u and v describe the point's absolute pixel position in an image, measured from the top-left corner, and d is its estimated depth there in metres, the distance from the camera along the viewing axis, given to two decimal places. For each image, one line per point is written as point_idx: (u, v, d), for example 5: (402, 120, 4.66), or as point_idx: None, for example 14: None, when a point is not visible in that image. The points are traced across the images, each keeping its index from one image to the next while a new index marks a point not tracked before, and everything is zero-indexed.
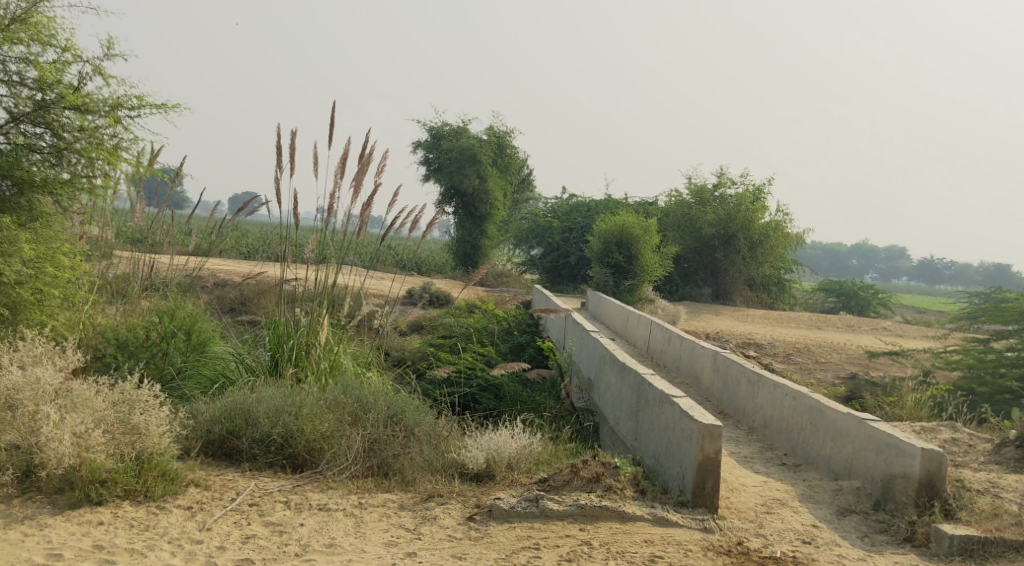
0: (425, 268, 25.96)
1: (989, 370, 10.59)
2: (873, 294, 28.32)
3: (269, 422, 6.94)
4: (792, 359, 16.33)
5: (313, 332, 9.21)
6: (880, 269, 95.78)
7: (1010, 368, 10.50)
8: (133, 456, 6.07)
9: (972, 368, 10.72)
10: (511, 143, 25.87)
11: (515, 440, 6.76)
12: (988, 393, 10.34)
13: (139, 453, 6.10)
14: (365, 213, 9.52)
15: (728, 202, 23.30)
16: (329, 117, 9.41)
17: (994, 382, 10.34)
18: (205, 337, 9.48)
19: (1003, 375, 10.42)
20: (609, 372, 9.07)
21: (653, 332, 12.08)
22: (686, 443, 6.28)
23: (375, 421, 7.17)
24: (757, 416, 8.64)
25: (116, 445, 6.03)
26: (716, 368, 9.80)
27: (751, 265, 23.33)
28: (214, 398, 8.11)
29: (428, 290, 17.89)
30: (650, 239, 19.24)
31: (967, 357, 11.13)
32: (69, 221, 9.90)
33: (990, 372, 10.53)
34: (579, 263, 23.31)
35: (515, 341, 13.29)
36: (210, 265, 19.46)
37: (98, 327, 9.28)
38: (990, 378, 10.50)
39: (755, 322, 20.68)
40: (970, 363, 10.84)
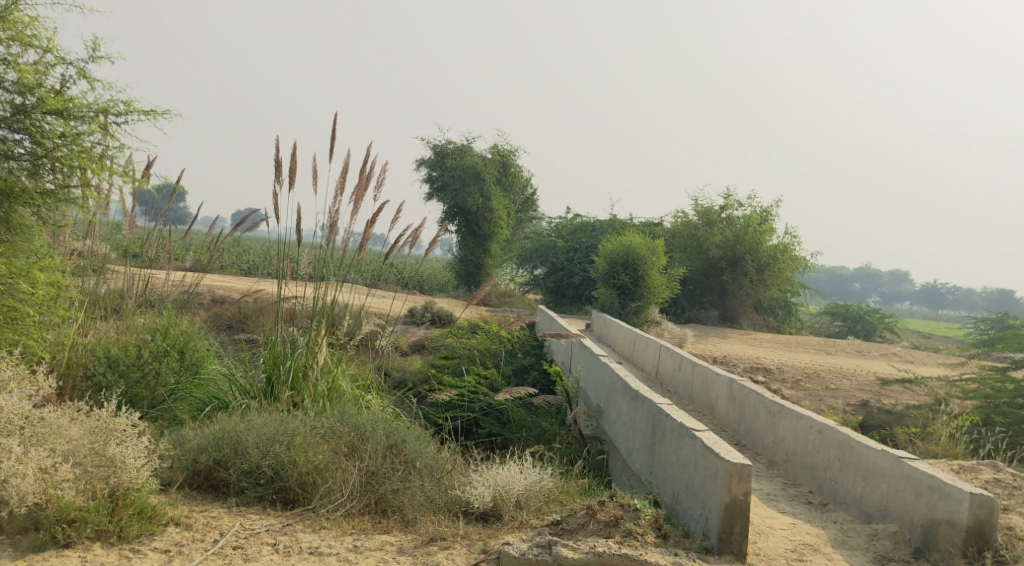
0: (426, 287, 25.52)
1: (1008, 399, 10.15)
2: (880, 319, 27.76)
3: (259, 453, 6.46)
4: (801, 385, 15.81)
5: (312, 353, 8.70)
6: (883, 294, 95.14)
7: None
8: (107, 493, 5.60)
9: (992, 398, 10.28)
10: (516, 161, 25.44)
11: (525, 475, 6.26)
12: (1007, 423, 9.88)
13: (113, 489, 5.62)
14: (367, 231, 9.09)
15: (736, 223, 22.86)
16: (330, 129, 9.02)
17: (1015, 412, 9.88)
18: (199, 357, 9.02)
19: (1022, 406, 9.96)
20: (621, 400, 8.57)
21: (663, 357, 11.55)
22: (709, 483, 5.81)
23: (373, 452, 6.72)
24: (778, 449, 8.12)
25: (88, 481, 5.56)
26: (731, 397, 9.28)
27: (758, 287, 22.84)
28: (203, 424, 7.63)
29: (430, 309, 17.40)
30: (657, 260, 18.75)
31: (984, 386, 10.68)
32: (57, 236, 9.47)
33: (1007, 402, 10.06)
34: (583, 283, 22.84)
35: (519, 362, 12.81)
36: (207, 281, 18.99)
37: (87, 346, 8.81)
38: (1011, 408, 10.05)
39: (763, 346, 20.20)
40: (990, 392, 10.38)
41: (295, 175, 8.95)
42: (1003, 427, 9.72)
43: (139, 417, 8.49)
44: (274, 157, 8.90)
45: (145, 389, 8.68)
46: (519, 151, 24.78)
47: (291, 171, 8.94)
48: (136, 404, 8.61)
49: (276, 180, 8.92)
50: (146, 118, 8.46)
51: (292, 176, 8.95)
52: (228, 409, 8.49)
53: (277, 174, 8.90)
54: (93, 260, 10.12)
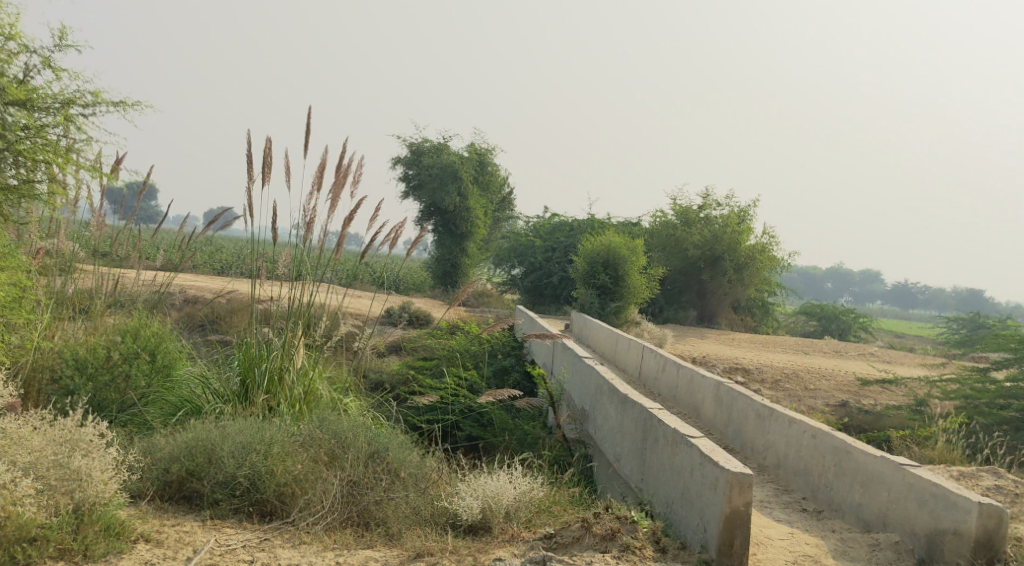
0: (403, 286, 25.22)
1: (989, 400, 10.06)
2: (855, 318, 27.72)
3: (234, 462, 6.16)
4: (780, 385, 15.65)
5: (288, 356, 8.40)
6: (856, 293, 95.59)
7: (1012, 400, 9.95)
8: (71, 509, 5.31)
9: (972, 398, 10.18)
10: (493, 160, 25.14)
11: (514, 485, 6.01)
12: (990, 424, 9.77)
13: (78, 504, 5.33)
14: (344, 229, 8.79)
15: (714, 222, 22.71)
16: (306, 124, 8.72)
17: (998, 412, 9.78)
18: (172, 359, 8.71)
19: (1004, 407, 9.87)
20: (607, 403, 8.32)
21: (646, 358, 11.29)
22: (706, 492, 5.59)
23: (353, 460, 6.44)
24: (769, 454, 7.89)
25: (50, 495, 5.28)
26: (718, 400, 9.04)
27: (736, 287, 22.69)
28: (175, 430, 7.31)
29: (407, 309, 17.08)
30: (637, 260, 18.54)
31: (965, 387, 10.57)
32: (22, 235, 9.13)
33: (989, 404, 9.96)
34: (562, 283, 22.60)
35: (500, 363, 12.54)
36: (180, 281, 18.59)
37: (54, 348, 8.50)
38: (992, 408, 9.95)
39: (742, 346, 20.05)
40: (970, 393, 10.28)
41: (269, 172, 8.65)
42: (987, 429, 9.59)
43: (109, 422, 8.19)
44: (247, 153, 8.59)
45: (115, 392, 8.38)
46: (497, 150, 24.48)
47: (265, 167, 8.64)
48: (105, 408, 8.31)
49: (250, 177, 8.61)
50: (115, 110, 8.12)
51: (266, 172, 8.64)
52: (202, 414, 8.18)
53: (251, 170, 8.60)
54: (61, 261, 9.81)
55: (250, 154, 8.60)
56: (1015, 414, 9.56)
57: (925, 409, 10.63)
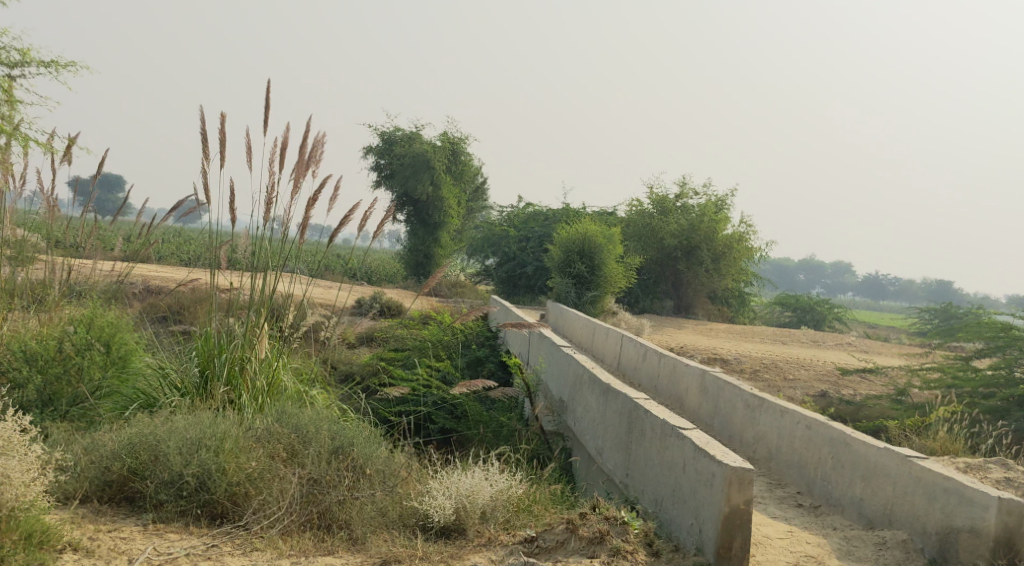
0: (375, 277, 24.55)
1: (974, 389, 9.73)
2: (830, 309, 27.42)
3: (181, 461, 5.62)
4: (760, 375, 15.20)
5: (250, 345, 7.84)
6: (827, 285, 95.77)
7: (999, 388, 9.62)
8: None
9: (956, 387, 9.84)
10: (466, 150, 24.53)
11: (491, 482, 5.53)
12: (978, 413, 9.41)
13: None
14: (307, 213, 8.19)
15: (690, 212, 22.30)
16: (264, 100, 8.15)
17: (987, 400, 9.41)
18: (127, 351, 8.13)
19: (988, 396, 9.57)
20: (587, 394, 7.81)
21: (625, 348, 10.80)
22: (701, 489, 5.11)
23: (315, 457, 5.94)
24: (760, 446, 7.42)
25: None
26: (704, 389, 8.55)
27: (714, 277, 22.35)
28: (124, 425, 6.73)
29: (378, 299, 16.46)
30: (613, 248, 18.05)
31: (948, 375, 10.21)
32: None
33: (973, 392, 9.65)
34: (536, 273, 22.09)
35: (474, 354, 12.00)
36: (141, 271, 17.87)
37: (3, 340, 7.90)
38: (979, 397, 9.62)
39: (719, 336, 19.62)
40: (955, 381, 9.93)
41: (226, 151, 8.07)
42: (977, 418, 9.19)
43: (58, 417, 7.62)
44: (203, 130, 8.02)
45: (65, 385, 7.82)
46: (470, 138, 23.87)
47: (222, 147, 8.07)
48: (54, 402, 7.73)
49: (206, 157, 8.03)
50: None
51: (223, 153, 8.07)
52: (157, 408, 7.62)
53: (207, 150, 8.03)
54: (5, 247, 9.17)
55: (205, 132, 8.04)
56: (1005, 403, 9.21)
57: (909, 398, 10.25)
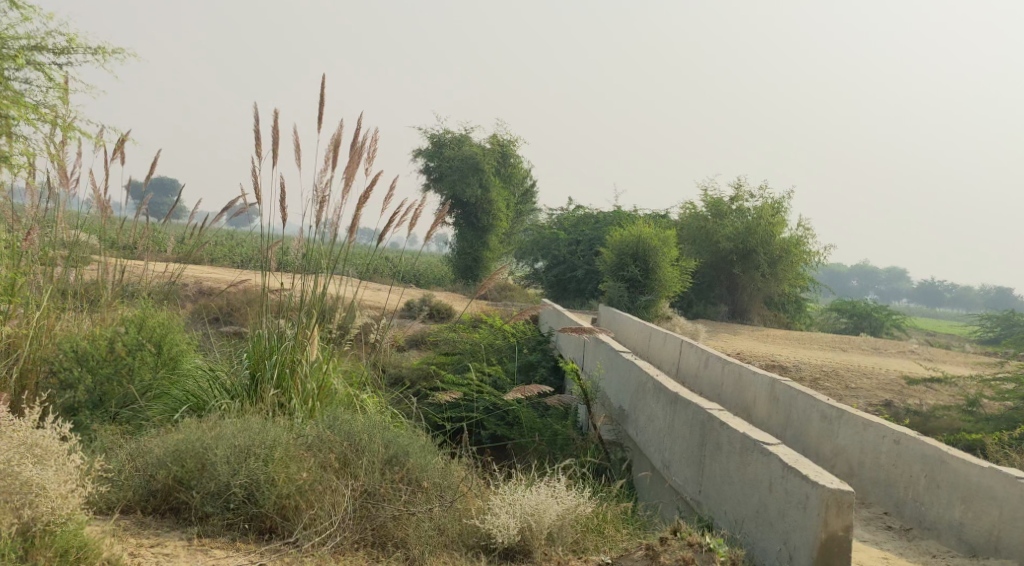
0: (423, 281, 24.23)
1: None
2: (888, 315, 26.50)
3: (229, 470, 5.34)
4: (821, 384, 14.57)
5: (300, 346, 7.52)
6: (881, 291, 93.78)
7: None
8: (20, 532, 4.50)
9: None
10: (516, 152, 24.18)
11: (558, 500, 5.16)
12: None
13: (28, 525, 4.52)
14: (359, 214, 7.82)
15: (747, 214, 21.64)
16: (318, 95, 7.84)
17: None
18: (178, 352, 7.92)
19: None
20: (651, 402, 7.37)
21: (686, 354, 10.26)
22: (794, 513, 4.79)
23: (368, 466, 5.61)
24: (838, 461, 6.91)
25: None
26: (772, 399, 8.01)
27: (770, 282, 21.68)
28: (173, 431, 6.45)
29: (427, 302, 16.11)
30: (668, 252, 17.50)
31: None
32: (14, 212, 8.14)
33: None
34: (587, 277, 21.64)
35: (526, 359, 11.59)
36: (193, 271, 17.73)
37: (57, 338, 7.54)
38: None
39: (776, 342, 19.00)
40: None
41: (278, 149, 7.78)
42: None
43: (108, 419, 7.37)
44: (255, 127, 7.74)
45: (116, 386, 7.56)
46: (520, 140, 23.53)
47: (273, 144, 7.77)
48: (104, 403, 7.50)
49: (257, 155, 7.74)
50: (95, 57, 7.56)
51: (275, 150, 7.77)
52: (206, 411, 7.34)
53: (258, 148, 7.75)
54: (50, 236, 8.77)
55: (257, 129, 7.75)
56: None
57: (986, 411, 9.67)
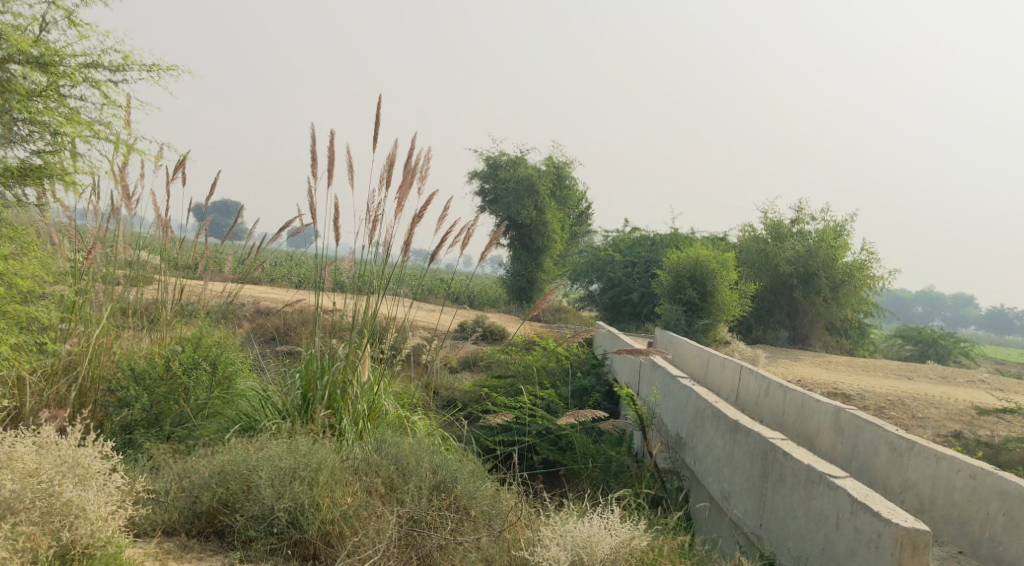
0: (477, 302, 24.11)
1: None
2: (955, 343, 25.71)
3: (273, 493, 5.26)
4: (885, 413, 14.12)
5: (352, 367, 7.42)
6: (947, 317, 91.56)
7: None
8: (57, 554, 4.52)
9: None
10: (571, 174, 24.06)
11: (611, 532, 4.95)
12: None
13: (66, 549, 4.54)
14: (413, 236, 7.71)
15: (808, 238, 21.21)
16: (374, 115, 7.77)
17: None
18: (233, 372, 7.84)
19: None
20: (709, 430, 7.11)
21: (745, 381, 9.93)
22: (865, 552, 4.65)
23: (415, 492, 5.46)
24: (907, 495, 6.58)
25: (29, 536, 4.42)
26: (837, 428, 7.66)
27: (832, 307, 21.17)
28: (222, 450, 6.38)
29: (481, 323, 15.97)
30: (727, 275, 17.16)
31: None
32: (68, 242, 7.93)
33: None
34: (642, 300, 21.36)
35: (579, 382, 11.37)
36: (250, 291, 17.83)
37: (116, 357, 7.56)
38: None
39: (838, 369, 18.51)
40: None
41: (333, 169, 7.72)
42: None
43: (163, 438, 7.27)
44: (312, 148, 7.69)
45: (172, 404, 7.47)
46: (576, 162, 23.40)
47: (328, 164, 7.72)
48: (159, 422, 7.41)
49: (313, 176, 7.70)
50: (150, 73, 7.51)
51: (329, 170, 7.71)
52: (258, 431, 7.23)
53: (313, 167, 7.70)
54: (115, 251, 8.42)
55: (313, 148, 7.70)
56: None
57: None
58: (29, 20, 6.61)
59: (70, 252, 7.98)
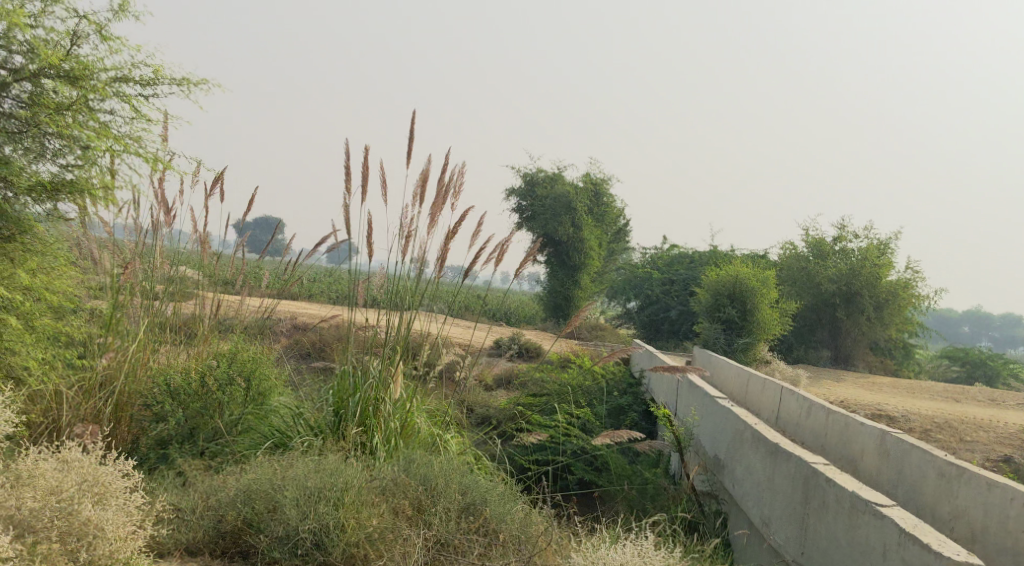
0: (514, 319, 23.98)
1: None
2: (1004, 364, 25.08)
3: (298, 514, 5.13)
4: (932, 435, 13.74)
5: (384, 385, 7.30)
6: (994, 338, 89.77)
7: None
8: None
9: None
10: (609, 191, 23.91)
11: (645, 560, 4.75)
12: None
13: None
14: (447, 252, 7.59)
15: (851, 256, 20.83)
16: (408, 130, 7.68)
17: None
18: (267, 387, 7.75)
19: None
20: (749, 453, 6.88)
21: (786, 402, 9.67)
22: None
23: (443, 514, 5.32)
24: (957, 523, 6.38)
25: (48, 557, 4.42)
26: (881, 452, 7.41)
27: (876, 326, 20.74)
28: (251, 467, 6.30)
29: (517, 340, 15.80)
30: (768, 292, 16.85)
31: None
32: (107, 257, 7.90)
33: None
34: (681, 318, 21.10)
35: (616, 401, 11.17)
36: (287, 306, 17.84)
37: (152, 372, 7.50)
38: None
39: (882, 390, 18.10)
40: None
41: (367, 185, 7.63)
42: None
43: (196, 454, 7.22)
44: (346, 163, 7.61)
45: (207, 419, 7.44)
46: (613, 179, 23.24)
47: (362, 179, 7.63)
48: (194, 436, 7.36)
49: (346, 192, 7.61)
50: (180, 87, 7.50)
51: (363, 186, 7.62)
52: (289, 448, 7.10)
53: (347, 183, 7.61)
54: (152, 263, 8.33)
55: (347, 164, 7.61)
56: None
57: None
58: (61, 34, 6.63)
59: (109, 266, 7.92)
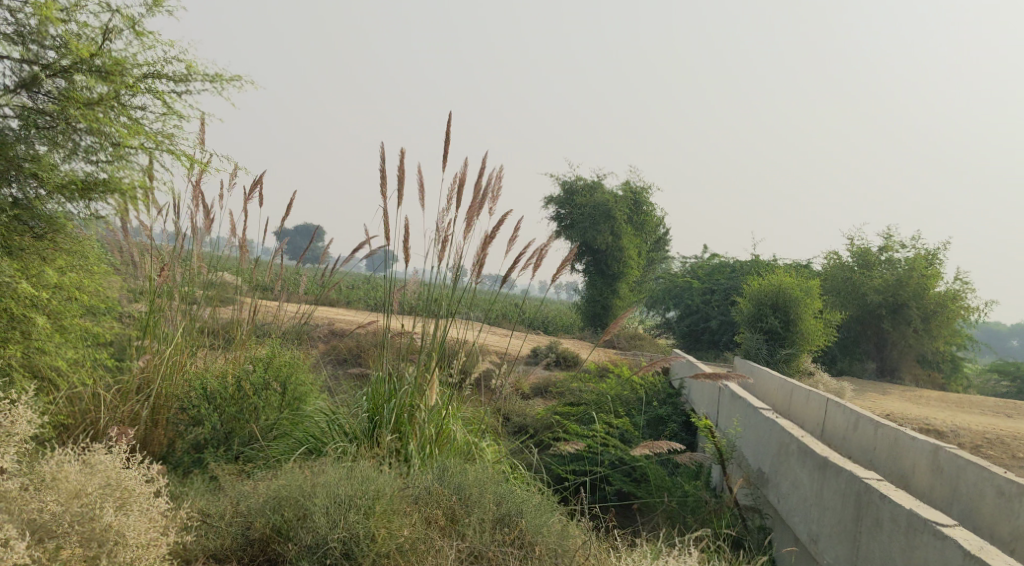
0: (551, 328, 23.74)
1: None
2: None
3: (327, 522, 4.97)
4: (982, 452, 13.30)
5: (419, 391, 7.14)
6: None
7: None
8: None
9: None
10: (649, 200, 23.59)
11: None
12: None
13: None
14: (483, 259, 7.40)
15: (898, 265, 20.36)
16: (444, 134, 7.52)
17: None
18: (303, 393, 7.61)
19: None
20: (795, 467, 6.62)
21: (832, 414, 9.36)
22: None
23: (477, 525, 5.13)
24: (1017, 543, 6.09)
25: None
26: (934, 467, 7.12)
27: (923, 338, 20.23)
28: (282, 473, 6.16)
29: (555, 348, 15.58)
30: (812, 302, 16.47)
31: None
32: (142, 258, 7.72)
33: None
34: (721, 328, 20.79)
35: (656, 412, 10.93)
36: (325, 313, 17.75)
37: (191, 375, 7.35)
38: None
39: (929, 404, 17.63)
40: None
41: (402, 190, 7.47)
42: None
43: (230, 459, 7.03)
44: (381, 168, 7.46)
45: (242, 423, 7.26)
46: (653, 187, 22.91)
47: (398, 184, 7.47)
48: (229, 440, 7.20)
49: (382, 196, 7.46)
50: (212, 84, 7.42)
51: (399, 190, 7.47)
52: (322, 453, 6.95)
53: (382, 187, 7.45)
54: (190, 267, 8.20)
55: (383, 168, 7.46)
56: None
57: None
58: (94, 30, 6.60)
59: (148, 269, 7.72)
